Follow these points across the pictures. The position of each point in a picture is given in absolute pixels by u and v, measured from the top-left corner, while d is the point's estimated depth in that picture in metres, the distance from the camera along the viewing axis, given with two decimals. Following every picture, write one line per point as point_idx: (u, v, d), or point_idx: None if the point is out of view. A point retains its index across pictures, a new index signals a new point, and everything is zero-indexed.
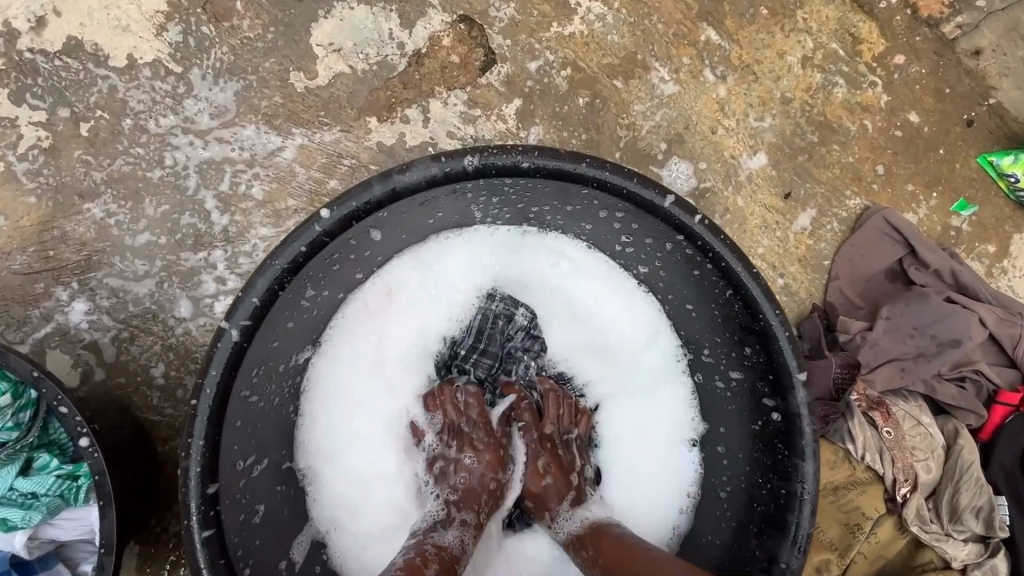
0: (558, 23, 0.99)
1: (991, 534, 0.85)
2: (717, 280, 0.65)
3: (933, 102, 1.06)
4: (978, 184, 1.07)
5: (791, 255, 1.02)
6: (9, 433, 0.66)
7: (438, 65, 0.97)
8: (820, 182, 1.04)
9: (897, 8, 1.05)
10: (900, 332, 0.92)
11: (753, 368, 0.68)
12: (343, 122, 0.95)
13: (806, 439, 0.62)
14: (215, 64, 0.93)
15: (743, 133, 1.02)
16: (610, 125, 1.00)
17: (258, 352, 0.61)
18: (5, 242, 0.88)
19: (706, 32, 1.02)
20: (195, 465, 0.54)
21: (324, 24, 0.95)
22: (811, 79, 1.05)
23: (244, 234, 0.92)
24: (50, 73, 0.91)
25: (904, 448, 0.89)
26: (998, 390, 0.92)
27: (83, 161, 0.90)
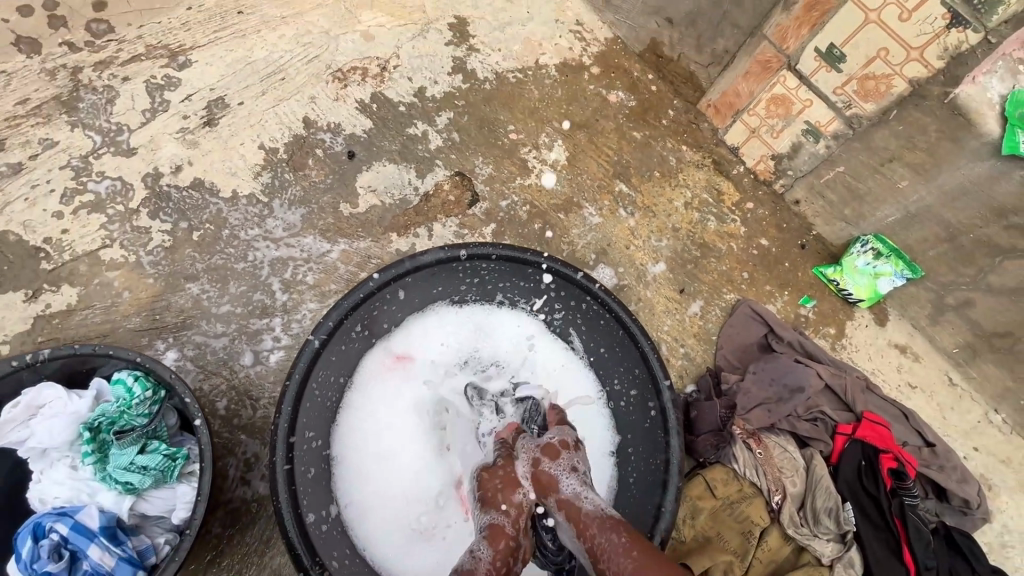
0: (521, 178, 1.51)
1: (843, 531, 1.15)
2: (613, 324, 1.05)
3: (776, 232, 1.57)
4: (816, 286, 1.53)
5: (688, 331, 1.43)
6: (142, 419, 0.95)
7: (440, 201, 1.45)
8: (704, 282, 1.49)
9: (744, 174, 1.61)
10: (762, 381, 1.30)
11: (640, 383, 1.04)
12: (373, 236, 1.39)
13: (674, 422, 0.98)
14: (291, 197, 1.39)
15: (648, 249, 1.49)
16: (556, 242, 1.46)
17: (324, 360, 0.96)
18: (126, 308, 1.24)
19: (619, 186, 1.55)
20: (284, 421, 0.89)
21: (366, 175, 1.44)
22: (691, 216, 1.55)
23: (298, 307, 1.29)
24: (179, 199, 1.35)
25: (774, 466, 1.21)
26: (837, 424, 1.26)
27: (191, 256, 1.30)
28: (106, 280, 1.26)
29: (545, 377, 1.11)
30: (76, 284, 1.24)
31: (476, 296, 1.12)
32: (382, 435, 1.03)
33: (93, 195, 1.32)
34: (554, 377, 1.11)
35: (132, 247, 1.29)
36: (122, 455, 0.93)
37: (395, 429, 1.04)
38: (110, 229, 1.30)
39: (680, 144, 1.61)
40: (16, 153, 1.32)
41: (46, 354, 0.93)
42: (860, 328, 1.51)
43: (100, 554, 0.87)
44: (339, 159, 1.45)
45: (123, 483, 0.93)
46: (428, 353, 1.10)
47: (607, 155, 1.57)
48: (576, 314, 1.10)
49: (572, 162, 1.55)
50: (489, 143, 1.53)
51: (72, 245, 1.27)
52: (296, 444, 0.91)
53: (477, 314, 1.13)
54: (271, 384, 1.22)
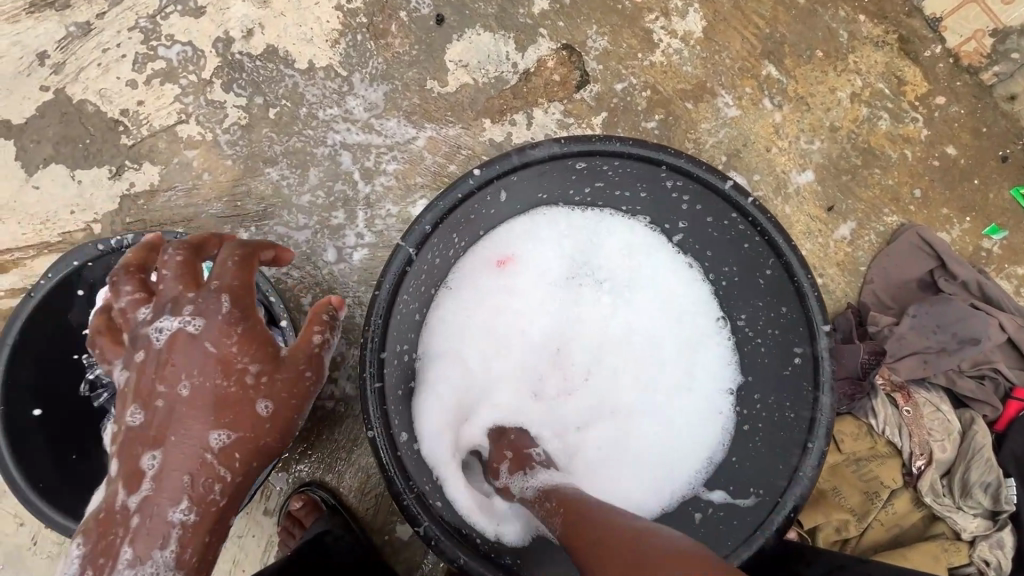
0: (642, 55, 1.22)
1: (998, 509, 0.97)
2: (761, 251, 0.83)
3: (970, 138, 1.21)
4: (1010, 213, 1.20)
5: (831, 259, 1.18)
6: None
7: (542, 82, 1.21)
8: (860, 199, 1.20)
9: (940, 57, 1.22)
10: (924, 328, 1.06)
11: (786, 324, 0.84)
12: (464, 121, 1.20)
13: (827, 377, 0.78)
14: (373, 71, 1.20)
15: (794, 153, 1.20)
16: (679, 139, 1.20)
17: (416, 270, 0.82)
18: (207, 192, 1.17)
19: (767, 69, 1.22)
20: (373, 336, 0.76)
21: (457, 45, 1.21)
22: (857, 112, 1.22)
23: (381, 202, 1.17)
24: (253, 70, 1.20)
25: (921, 427, 1.02)
26: (1013, 388, 1.04)
27: (269, 137, 1.18)
28: (185, 160, 1.17)
29: (657, 295, 0.96)
30: (157, 163, 1.17)
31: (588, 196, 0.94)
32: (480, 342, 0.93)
33: (165, 62, 1.20)
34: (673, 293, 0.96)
35: (208, 124, 1.19)
36: None
37: (492, 334, 0.93)
38: (185, 102, 1.19)
39: (858, 13, 1.23)
40: (83, 10, 1.20)
41: (131, 241, 0.90)
42: None
43: None
44: (426, 26, 1.22)
45: None
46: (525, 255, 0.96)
47: (756, 26, 1.23)
48: (712, 231, 0.89)
49: (709, 34, 1.22)
50: (607, 7, 1.22)
51: (149, 120, 1.18)
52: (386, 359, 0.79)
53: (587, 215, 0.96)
54: (355, 284, 1.14)
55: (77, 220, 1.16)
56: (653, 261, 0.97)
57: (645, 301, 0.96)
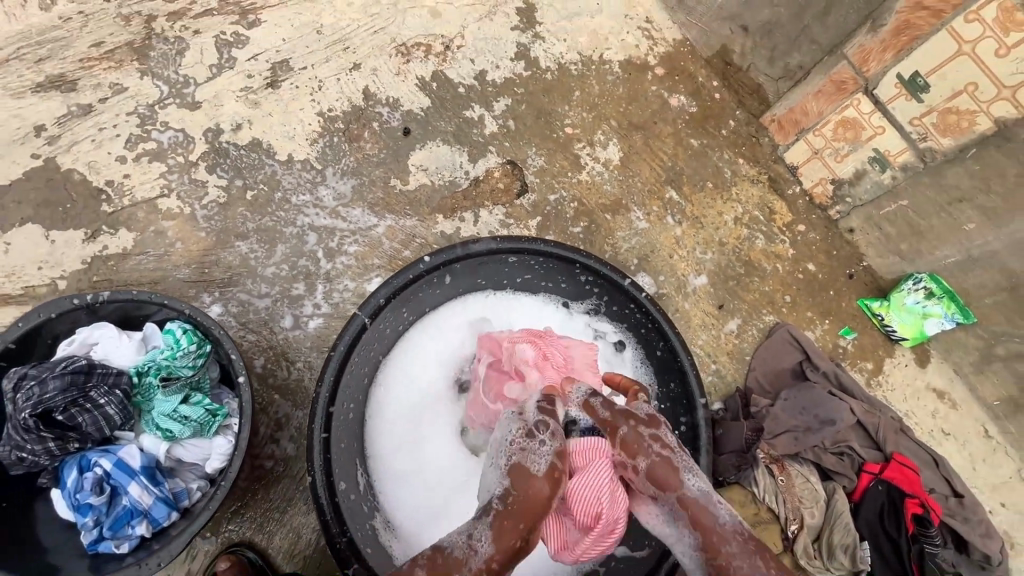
0: (571, 173, 1.49)
1: (857, 569, 1.13)
2: (654, 335, 1.04)
3: (825, 258, 1.53)
4: (859, 319, 1.49)
5: (722, 348, 1.41)
6: (187, 370, 0.97)
7: (489, 188, 1.45)
8: (744, 300, 1.46)
9: (799, 195, 1.57)
10: (793, 409, 1.28)
11: (674, 397, 1.03)
12: (420, 215, 1.40)
13: (704, 441, 0.97)
14: (344, 167, 1.41)
15: (691, 260, 1.47)
16: (600, 242, 1.45)
17: (368, 336, 0.96)
18: (177, 259, 1.27)
19: (669, 192, 1.52)
20: (325, 390, 0.89)
21: (419, 153, 1.45)
22: (740, 232, 1.52)
23: (340, 277, 1.31)
24: (237, 157, 1.37)
25: (794, 494, 1.19)
26: (864, 462, 1.24)
27: (244, 214, 1.33)
28: (160, 229, 1.29)
29: None
30: (133, 230, 1.28)
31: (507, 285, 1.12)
32: (416, 402, 1.05)
33: (156, 144, 1.35)
34: None
35: (187, 200, 1.32)
36: (165, 402, 0.96)
37: (428, 405, 1.06)
38: (169, 178, 1.33)
39: (737, 157, 1.58)
40: (88, 95, 1.36)
41: (105, 297, 0.97)
42: (899, 367, 1.47)
43: (140, 492, 0.91)
44: (394, 135, 1.45)
45: (162, 430, 0.96)
46: (459, 333, 1.11)
47: (661, 160, 1.55)
48: (617, 315, 1.09)
49: (624, 163, 1.53)
50: (544, 134, 1.51)
51: (131, 191, 1.31)
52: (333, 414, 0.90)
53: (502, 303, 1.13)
54: (308, 349, 1.24)
55: (43, 276, 1.23)
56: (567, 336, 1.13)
57: None
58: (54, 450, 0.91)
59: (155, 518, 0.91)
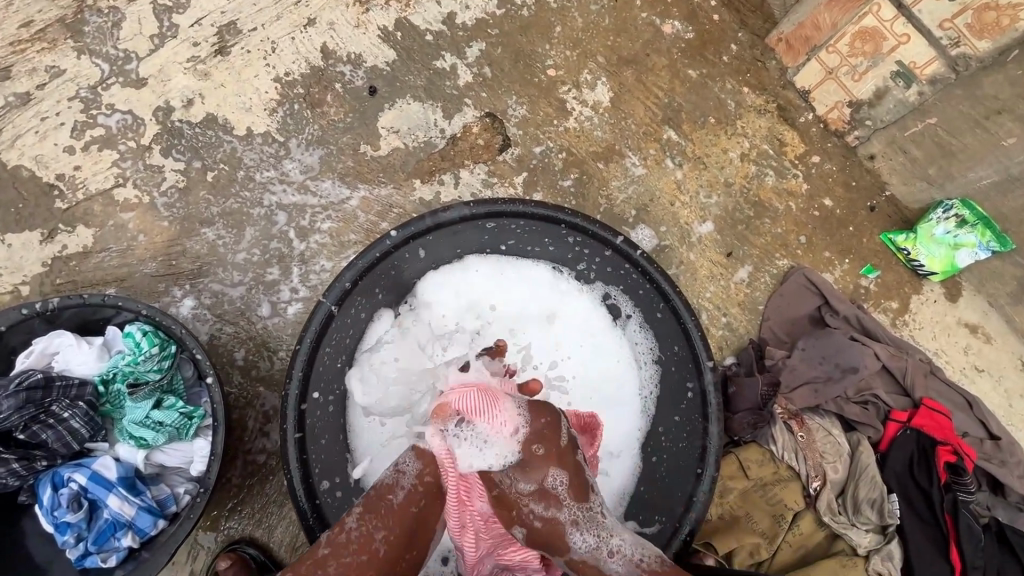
0: (557, 121, 1.36)
1: (885, 524, 1.07)
2: (653, 295, 0.95)
3: (843, 191, 1.39)
4: (882, 254, 1.37)
5: (732, 299, 1.31)
6: (154, 374, 0.91)
7: (468, 145, 1.33)
8: (754, 245, 1.35)
9: (812, 122, 1.41)
10: (811, 359, 1.18)
11: (679, 361, 0.95)
12: (396, 182, 1.29)
13: (712, 407, 0.90)
14: (309, 137, 1.29)
15: (695, 206, 1.35)
16: (593, 195, 1.33)
17: (338, 324, 0.89)
18: (142, 253, 1.20)
19: (667, 133, 1.38)
20: (295, 388, 0.84)
21: (389, 113, 1.32)
22: (747, 170, 1.39)
23: (315, 257, 1.23)
24: (192, 136, 1.27)
25: (814, 450, 1.12)
26: (891, 410, 1.16)
27: (207, 198, 1.23)
28: (120, 222, 1.21)
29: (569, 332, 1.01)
30: (92, 225, 1.20)
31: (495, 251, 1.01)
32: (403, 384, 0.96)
33: (104, 129, 1.25)
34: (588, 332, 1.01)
35: (145, 187, 1.23)
36: (136, 409, 0.91)
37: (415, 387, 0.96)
38: (123, 166, 1.24)
39: (742, 86, 1.42)
40: (24, 82, 1.25)
41: (56, 303, 0.89)
42: (927, 303, 1.36)
43: (120, 504, 0.87)
44: (359, 96, 1.32)
45: (136, 438, 0.91)
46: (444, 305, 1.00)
47: (656, 97, 1.40)
48: (612, 275, 0.99)
49: (615, 104, 1.38)
50: (524, 80, 1.37)
51: (84, 184, 1.22)
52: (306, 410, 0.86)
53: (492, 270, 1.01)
54: (289, 336, 1.18)
55: (5, 283, 1.17)
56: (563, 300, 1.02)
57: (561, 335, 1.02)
58: (21, 470, 0.87)
59: (140, 527, 0.88)
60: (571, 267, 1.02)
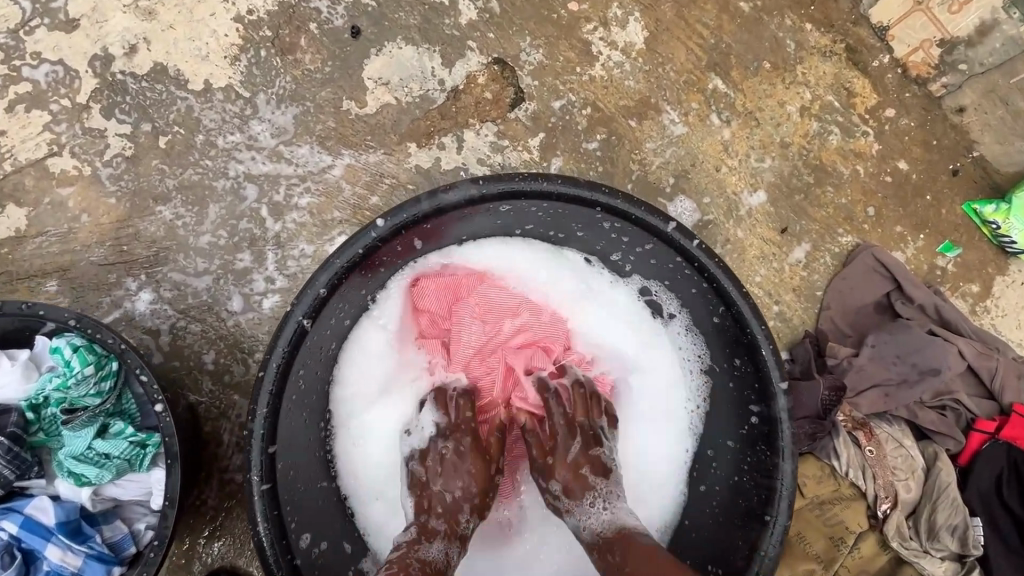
0: (581, 68, 1.12)
1: (966, 553, 0.91)
2: (709, 296, 0.75)
3: (921, 152, 1.16)
4: (963, 228, 1.16)
5: (786, 284, 1.11)
6: (93, 398, 0.74)
7: (473, 100, 1.10)
8: (814, 219, 1.14)
9: (889, 67, 1.16)
10: (883, 359, 1.00)
11: (740, 377, 0.76)
12: (387, 146, 1.07)
13: (787, 441, 0.70)
14: (280, 91, 1.07)
15: (745, 172, 1.13)
16: (624, 160, 1.11)
17: (314, 338, 0.70)
18: (86, 236, 1.00)
19: (713, 82, 1.14)
20: (260, 426, 0.64)
21: (376, 61, 1.09)
22: (808, 127, 1.15)
23: (293, 240, 1.03)
24: (138, 93, 1.04)
25: (886, 467, 0.96)
26: (975, 418, 0.99)
27: (160, 169, 1.03)
28: (58, 199, 1.01)
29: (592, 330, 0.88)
30: (24, 204, 1.00)
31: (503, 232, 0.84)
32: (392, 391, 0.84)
33: (30, 85, 1.03)
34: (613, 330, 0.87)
35: (85, 156, 1.02)
36: (74, 440, 0.74)
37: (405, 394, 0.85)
38: (57, 130, 1.02)
39: (804, 22, 1.16)
40: None
41: None
42: (1013, 286, 1.16)
43: (61, 555, 0.73)
44: (339, 39, 1.08)
45: (76, 475, 0.74)
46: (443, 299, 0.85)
47: (700, 37, 1.15)
48: (654, 268, 0.80)
49: (651, 45, 1.14)
50: (541, 16, 1.12)
51: (12, 153, 1.01)
52: (277, 453, 0.67)
53: (498, 254, 0.85)
54: (266, 335, 1.00)
55: None
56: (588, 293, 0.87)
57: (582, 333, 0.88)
58: None
59: None
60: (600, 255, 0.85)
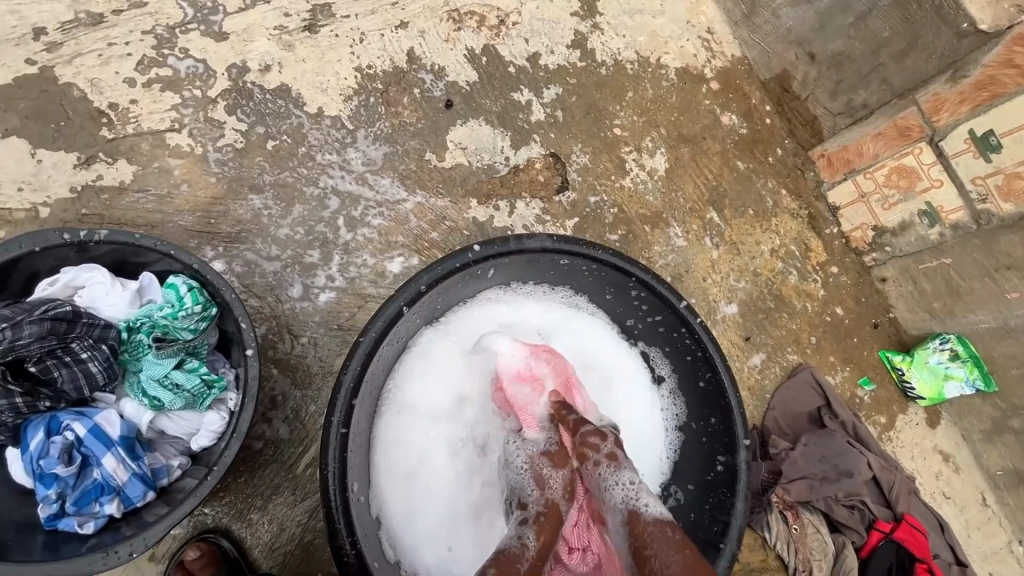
0: (615, 177, 1.41)
1: None
2: (699, 364, 0.97)
3: (853, 304, 1.50)
4: (878, 369, 1.47)
5: (743, 382, 1.36)
6: (187, 333, 0.85)
7: (528, 178, 1.36)
8: (771, 335, 1.42)
9: (836, 236, 1.53)
10: (812, 456, 1.24)
11: (712, 433, 0.97)
12: (453, 196, 1.29)
13: (743, 486, 0.90)
14: (377, 131, 1.29)
15: (724, 287, 1.42)
16: (635, 254, 1.38)
17: (399, 323, 0.87)
18: (181, 203, 1.14)
19: (710, 213, 1.46)
20: (349, 379, 0.80)
21: (459, 130, 1.34)
22: (774, 265, 1.47)
23: (359, 250, 1.20)
24: (261, 102, 1.24)
25: (805, 545, 1.16)
26: (875, 519, 1.21)
27: (261, 165, 1.20)
28: (166, 166, 1.15)
29: (603, 376, 1.07)
30: (134, 163, 1.14)
31: (545, 282, 1.05)
32: (434, 392, 0.99)
33: (171, 71, 1.20)
34: (620, 378, 1.06)
35: (200, 139, 1.18)
36: (157, 365, 0.84)
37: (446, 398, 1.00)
38: (182, 112, 1.19)
39: (781, 188, 1.52)
40: (99, 2, 1.19)
41: (101, 236, 0.83)
42: (910, 424, 1.45)
43: (115, 466, 0.79)
44: (435, 106, 1.34)
45: (150, 397, 0.85)
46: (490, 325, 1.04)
47: (706, 178, 1.48)
48: (660, 336, 1.03)
49: (669, 175, 1.45)
50: (591, 132, 1.43)
51: (138, 120, 1.16)
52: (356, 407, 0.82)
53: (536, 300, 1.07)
54: (315, 324, 1.13)
55: (25, 200, 1.09)
56: (599, 344, 1.08)
57: (593, 376, 1.07)
58: (20, 407, 0.78)
59: (128, 496, 0.80)
60: (619, 318, 1.07)
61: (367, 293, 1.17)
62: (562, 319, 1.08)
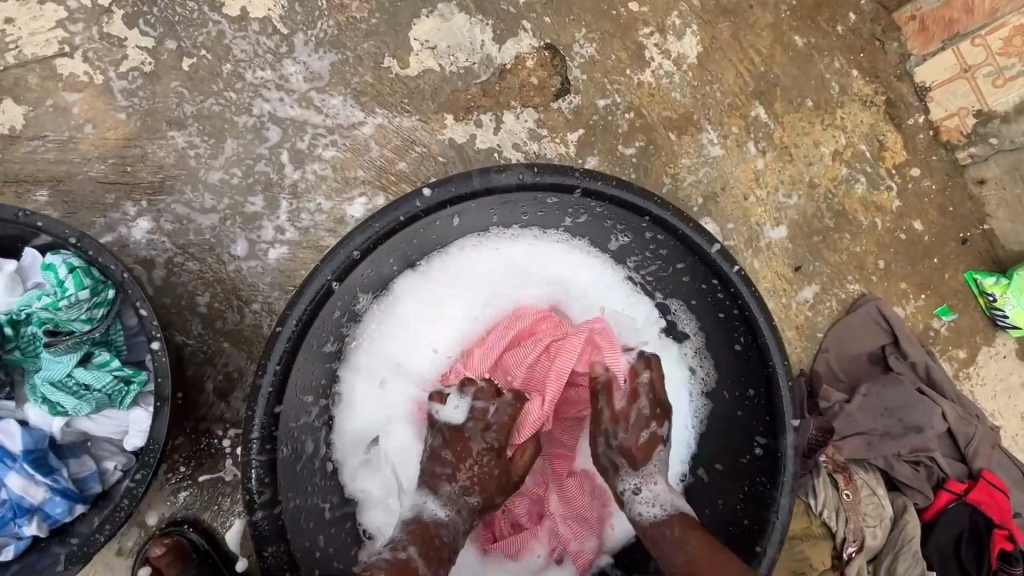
0: (631, 71, 1.10)
1: None
2: (735, 324, 0.75)
3: (937, 216, 1.19)
4: (961, 295, 1.20)
5: (790, 321, 1.13)
6: (82, 324, 0.70)
7: (518, 82, 1.06)
8: (827, 262, 1.15)
9: (922, 127, 1.18)
10: (873, 409, 1.04)
11: (750, 409, 0.77)
12: (422, 113, 1.03)
13: (787, 477, 0.71)
14: (319, 34, 1.01)
15: (770, 206, 1.14)
16: (657, 171, 1.10)
17: (333, 301, 0.69)
18: (88, 149, 0.93)
19: (756, 110, 1.14)
20: (267, 383, 0.65)
21: (426, 22, 1.04)
22: (837, 171, 1.17)
23: (310, 193, 0.98)
24: (167, 6, 0.96)
25: (858, 512, 0.98)
26: (946, 478, 1.02)
27: (178, 93, 0.96)
28: (62, 104, 0.93)
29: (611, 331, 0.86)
30: (24, 101, 0.93)
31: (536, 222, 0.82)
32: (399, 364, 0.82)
33: None
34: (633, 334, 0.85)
35: (99, 64, 0.94)
36: (54, 364, 0.70)
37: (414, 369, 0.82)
38: (71, 29, 0.94)
39: (852, 67, 1.16)
40: None
41: None
42: (996, 358, 1.20)
43: (24, 485, 0.70)
44: None
45: (50, 402, 0.71)
46: (465, 278, 0.83)
47: (752, 63, 1.14)
48: (684, 287, 0.80)
49: (703, 62, 1.12)
50: (599, 10, 1.09)
51: (18, 45, 0.93)
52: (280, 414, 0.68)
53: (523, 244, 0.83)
54: (266, 287, 0.95)
55: None
56: (606, 293, 0.85)
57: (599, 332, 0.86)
58: None
59: (49, 515, 0.70)
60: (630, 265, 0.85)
61: (324, 246, 0.97)
62: (559, 265, 0.85)
